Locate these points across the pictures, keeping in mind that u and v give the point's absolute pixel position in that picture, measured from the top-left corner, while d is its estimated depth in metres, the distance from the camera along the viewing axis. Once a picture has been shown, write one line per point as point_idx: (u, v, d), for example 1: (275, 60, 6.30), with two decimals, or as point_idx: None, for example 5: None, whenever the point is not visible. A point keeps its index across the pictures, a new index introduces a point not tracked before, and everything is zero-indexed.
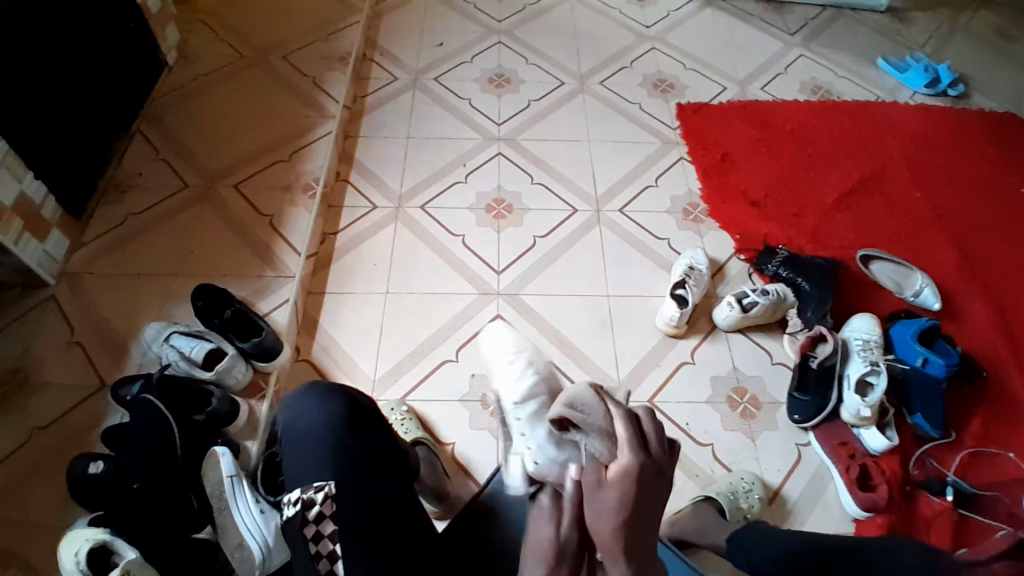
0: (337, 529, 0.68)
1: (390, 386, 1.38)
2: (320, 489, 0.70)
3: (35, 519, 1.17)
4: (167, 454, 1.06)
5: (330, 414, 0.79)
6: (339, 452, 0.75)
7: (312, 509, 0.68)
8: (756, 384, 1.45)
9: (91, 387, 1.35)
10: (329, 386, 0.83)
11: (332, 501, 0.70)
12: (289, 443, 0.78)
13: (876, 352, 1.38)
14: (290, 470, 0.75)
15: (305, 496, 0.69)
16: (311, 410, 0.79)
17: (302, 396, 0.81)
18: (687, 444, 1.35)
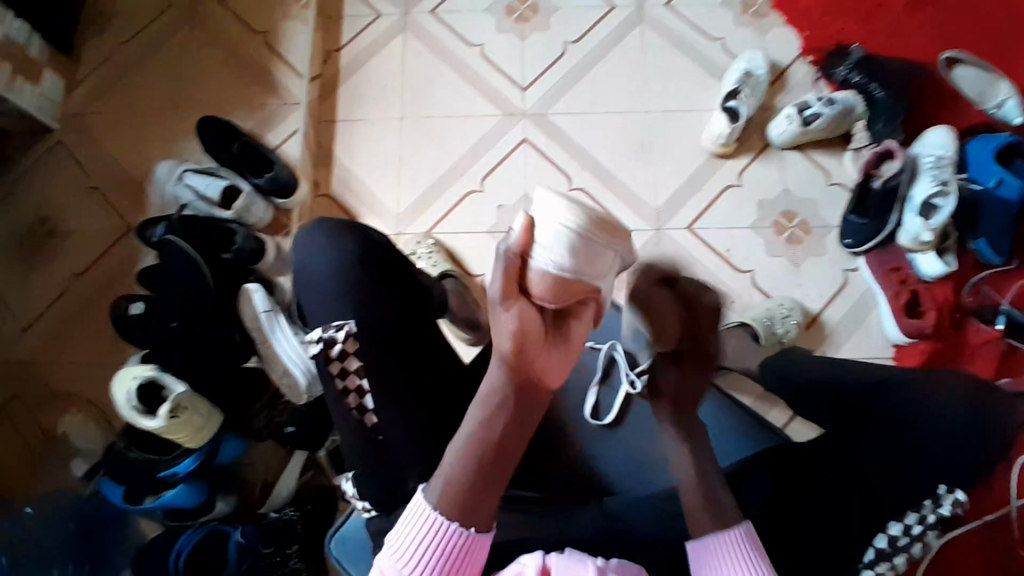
0: (362, 365, 0.68)
1: (419, 217, 1.34)
2: (339, 328, 0.69)
3: (102, 355, 1.28)
4: (200, 292, 1.08)
5: (341, 255, 0.74)
6: (355, 292, 0.71)
7: (335, 347, 0.67)
8: (807, 208, 1.33)
9: (119, 231, 1.36)
10: (337, 223, 0.77)
11: (354, 339, 0.69)
12: (305, 282, 0.74)
13: (949, 171, 1.20)
14: (309, 311, 0.74)
15: (327, 335, 0.68)
16: (322, 249, 0.75)
17: (309, 237, 0.76)
18: (723, 273, 1.30)
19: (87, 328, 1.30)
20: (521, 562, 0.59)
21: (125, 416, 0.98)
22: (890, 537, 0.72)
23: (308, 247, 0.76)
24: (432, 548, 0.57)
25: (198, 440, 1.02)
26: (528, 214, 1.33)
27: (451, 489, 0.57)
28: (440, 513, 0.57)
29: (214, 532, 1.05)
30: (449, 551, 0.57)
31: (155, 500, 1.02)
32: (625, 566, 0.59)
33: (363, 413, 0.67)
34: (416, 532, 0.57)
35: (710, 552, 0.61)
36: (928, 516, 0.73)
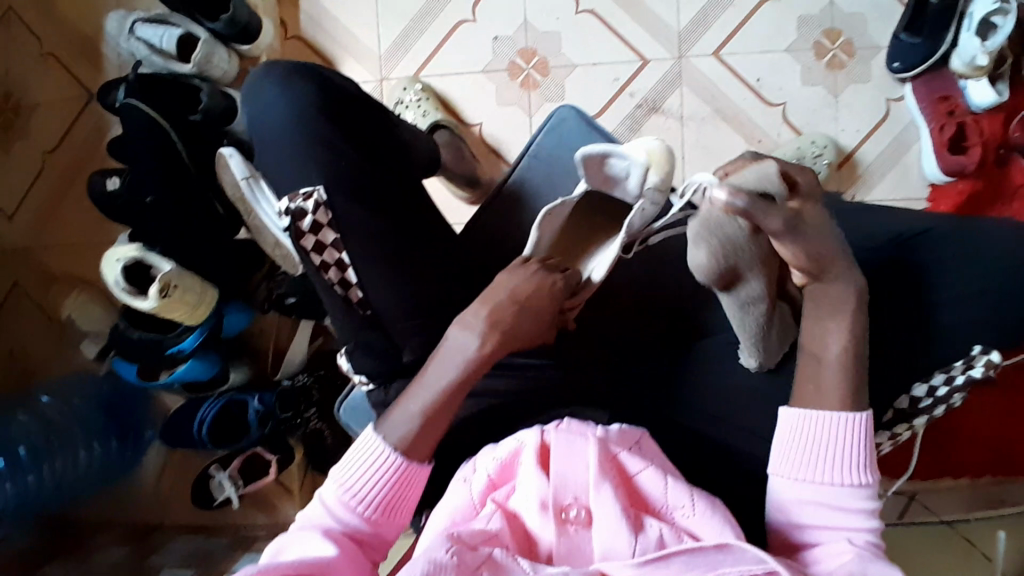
0: (339, 238, 0.62)
1: (403, 58, 1.18)
2: (308, 198, 0.62)
3: (93, 238, 1.23)
4: (174, 163, 1.00)
5: (300, 106, 0.65)
6: (324, 150, 0.63)
7: (305, 219, 0.61)
8: (855, 24, 1.14)
9: (81, 99, 1.23)
10: (290, 66, 0.67)
11: (325, 209, 0.62)
12: (264, 144, 0.66)
13: None
14: (276, 177, 0.66)
15: (294, 206, 0.61)
16: (276, 101, 0.65)
17: (257, 84, 0.66)
18: (754, 107, 1.14)
19: (72, 209, 1.23)
20: (518, 439, 0.59)
21: (119, 299, 0.95)
22: (913, 398, 0.66)
23: (259, 96, 0.66)
24: (383, 475, 0.57)
25: (198, 316, 0.99)
26: (528, 47, 1.16)
27: (415, 429, 0.58)
28: (393, 451, 0.58)
29: (232, 402, 1.07)
30: (402, 477, 0.58)
31: (170, 376, 1.03)
32: (627, 433, 0.61)
33: (347, 289, 0.63)
34: (366, 461, 0.58)
35: (803, 422, 0.58)
36: (955, 377, 0.65)
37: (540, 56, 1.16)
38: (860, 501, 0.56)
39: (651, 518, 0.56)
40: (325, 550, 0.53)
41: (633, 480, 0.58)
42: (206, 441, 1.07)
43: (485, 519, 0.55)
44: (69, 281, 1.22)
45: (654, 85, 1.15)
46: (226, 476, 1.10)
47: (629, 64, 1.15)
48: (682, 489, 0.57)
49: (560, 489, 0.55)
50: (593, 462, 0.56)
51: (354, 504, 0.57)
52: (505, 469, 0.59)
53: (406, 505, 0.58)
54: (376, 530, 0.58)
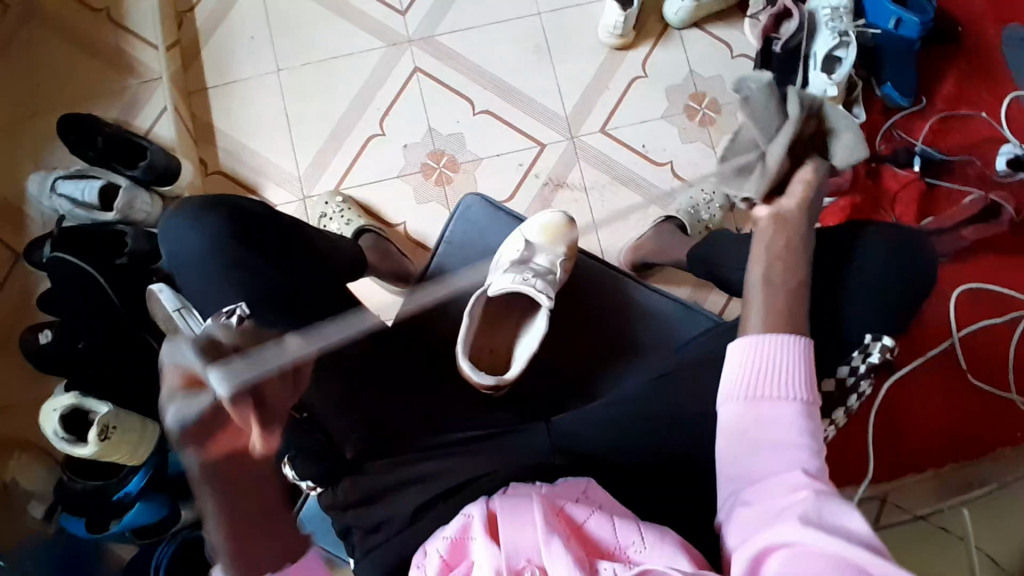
0: (266, 348, 0.66)
1: (322, 175, 1.26)
2: (231, 315, 0.66)
3: (32, 395, 1.21)
4: (105, 307, 1.02)
5: (213, 238, 0.72)
6: (242, 270, 0.71)
7: (229, 335, 0.65)
8: (714, 86, 1.31)
9: (9, 261, 1.25)
10: (199, 203, 0.74)
11: (249, 323, 0.66)
12: (185, 278, 0.73)
13: (846, 20, 1.21)
14: (203, 302, 0.72)
15: (219, 325, 0.66)
16: (190, 239, 0.73)
17: (175, 220, 0.74)
18: (646, 167, 1.27)
19: (8, 371, 1.22)
20: (466, 514, 0.60)
21: (58, 450, 0.93)
22: None
23: (180, 230, 0.74)
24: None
25: (140, 455, 0.97)
26: (437, 149, 1.27)
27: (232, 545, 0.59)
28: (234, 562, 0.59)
29: (188, 539, 1.03)
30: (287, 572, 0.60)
31: (119, 523, 0.99)
32: (572, 486, 0.63)
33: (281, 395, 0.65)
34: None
35: (751, 344, 0.67)
36: (858, 366, 0.76)
37: (449, 155, 1.27)
38: (809, 422, 0.63)
39: (604, 562, 0.56)
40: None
41: (584, 528, 0.58)
42: None
43: None
44: (5, 446, 1.18)
45: (555, 164, 1.27)
46: None
47: (528, 148, 1.27)
48: (629, 528, 0.58)
49: (512, 554, 0.55)
50: (540, 521, 0.56)
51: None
52: (456, 547, 0.59)
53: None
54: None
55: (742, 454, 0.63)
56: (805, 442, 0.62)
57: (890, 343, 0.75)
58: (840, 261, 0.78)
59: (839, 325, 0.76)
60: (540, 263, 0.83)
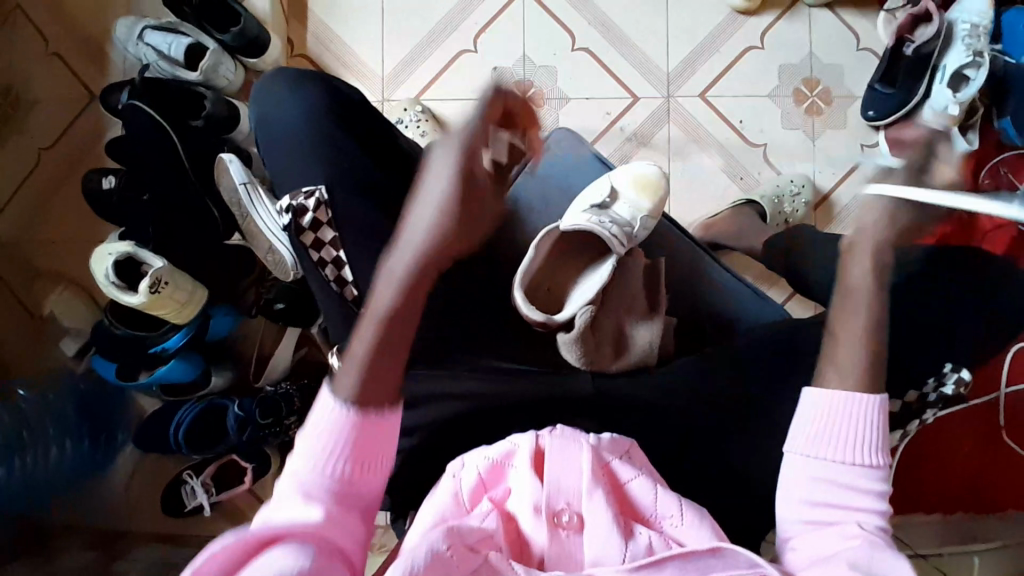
0: (337, 237, 0.67)
1: (404, 81, 1.22)
2: (310, 196, 0.68)
3: (84, 236, 1.22)
4: (174, 166, 1.02)
5: (310, 109, 0.73)
6: (331, 154, 0.71)
7: (306, 216, 0.68)
8: (831, 76, 1.22)
9: (84, 100, 1.25)
10: (303, 74, 0.75)
11: (325, 208, 0.68)
12: (273, 141, 0.74)
13: (984, 40, 1.09)
14: (287, 165, 0.72)
15: (296, 204, 0.68)
16: (288, 104, 0.74)
17: (270, 89, 0.74)
18: (739, 146, 1.21)
19: (65, 209, 1.23)
20: (513, 441, 0.60)
21: (107, 294, 0.94)
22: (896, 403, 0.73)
23: (275, 101, 0.74)
24: (340, 435, 0.57)
25: (186, 315, 0.99)
26: (525, 78, 1.22)
27: (362, 378, 0.58)
28: (348, 405, 0.57)
29: (214, 405, 1.06)
30: (363, 435, 0.57)
31: (150, 376, 1.02)
32: (617, 441, 0.61)
33: (342, 285, 0.67)
34: (328, 417, 0.57)
35: (826, 399, 0.62)
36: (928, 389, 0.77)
37: (536, 87, 1.21)
38: (873, 481, 0.60)
39: (640, 527, 0.56)
40: (312, 515, 0.53)
41: (625, 487, 0.58)
42: (182, 446, 1.05)
43: (481, 518, 0.56)
44: (51, 278, 1.21)
45: (644, 120, 1.21)
46: (198, 482, 1.09)
47: (620, 98, 1.21)
48: (671, 498, 0.57)
49: (553, 494, 0.56)
50: (586, 469, 0.57)
51: (320, 463, 0.56)
52: (496, 469, 0.59)
53: (373, 455, 0.58)
54: (350, 486, 0.57)
55: (795, 501, 0.61)
56: (875, 501, 0.60)
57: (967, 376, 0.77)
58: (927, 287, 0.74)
59: (911, 352, 0.72)
60: (620, 213, 0.81)
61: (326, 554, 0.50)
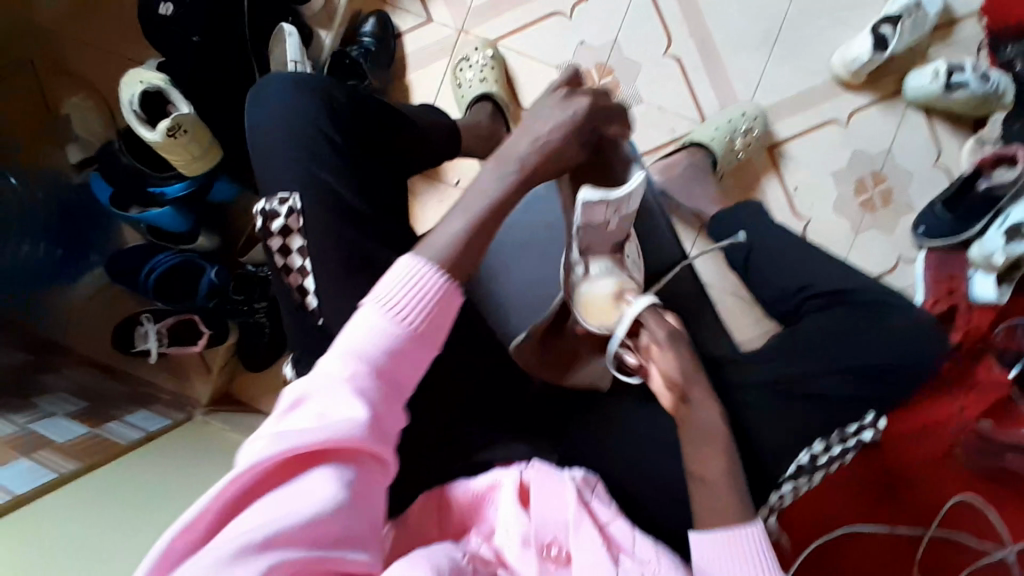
0: (303, 246, 0.67)
1: (487, 21, 1.18)
2: (284, 202, 0.68)
3: (122, 53, 1.18)
4: (232, 18, 0.98)
5: (302, 122, 0.71)
6: (310, 129, 0.70)
7: (278, 220, 0.68)
8: (899, 179, 1.18)
9: None
10: (307, 84, 0.73)
11: (298, 216, 0.68)
12: (257, 146, 0.73)
13: None
14: (270, 164, 0.71)
15: (270, 208, 0.68)
16: (279, 114, 0.72)
17: (264, 89, 0.74)
18: (783, 211, 1.19)
19: (114, 19, 1.19)
20: (496, 476, 0.63)
21: (124, 119, 0.91)
22: (813, 453, 0.71)
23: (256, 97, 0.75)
24: (414, 302, 0.55)
25: (192, 170, 0.96)
26: (607, 64, 1.18)
27: (456, 237, 0.60)
28: (436, 267, 0.57)
29: (189, 262, 1.05)
30: (437, 304, 0.56)
31: (140, 214, 0.99)
32: (587, 489, 0.64)
33: (304, 296, 0.68)
34: (405, 287, 0.56)
35: (707, 544, 0.60)
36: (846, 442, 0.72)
37: (614, 77, 1.17)
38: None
39: (625, 556, 0.59)
40: (356, 414, 0.49)
41: (606, 526, 0.61)
42: (150, 292, 1.04)
43: (477, 548, 0.59)
44: (76, 82, 1.18)
45: None
46: (152, 329, 1.08)
47: (690, 120, 1.17)
48: (648, 543, 0.60)
49: (540, 525, 0.59)
50: (569, 503, 0.61)
51: (386, 336, 0.53)
52: (480, 500, 0.63)
53: (437, 332, 0.56)
54: (394, 362, 0.53)
55: None
56: None
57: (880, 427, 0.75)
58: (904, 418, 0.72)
59: None
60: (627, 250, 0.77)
61: (367, 467, 0.49)
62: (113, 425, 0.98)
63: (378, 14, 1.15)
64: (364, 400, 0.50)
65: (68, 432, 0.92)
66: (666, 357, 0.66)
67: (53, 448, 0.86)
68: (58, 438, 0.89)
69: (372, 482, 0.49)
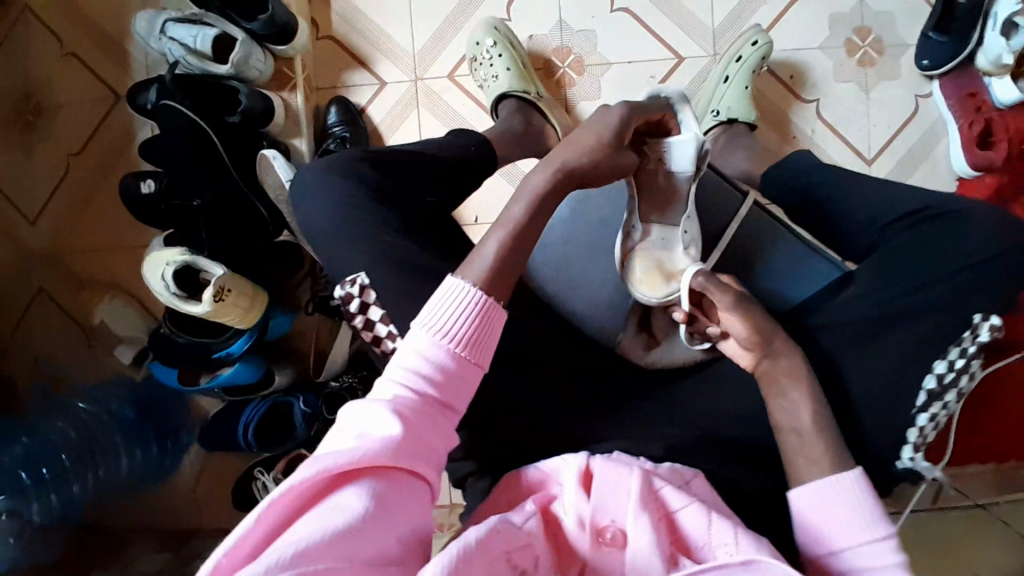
0: (384, 313, 0.71)
1: (438, 57, 1.17)
2: (353, 283, 0.71)
3: (124, 242, 1.20)
4: (219, 169, 1.00)
5: (344, 204, 0.73)
6: (353, 206, 0.72)
7: (355, 301, 0.72)
8: (884, 24, 1.16)
9: (109, 100, 1.21)
10: (344, 164, 0.75)
11: (369, 291, 0.71)
12: (315, 241, 0.75)
13: None
14: (328, 257, 0.74)
15: (345, 292, 0.72)
16: (321, 206, 0.74)
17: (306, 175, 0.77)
18: (790, 102, 1.17)
19: (106, 218, 1.21)
20: (563, 461, 0.62)
21: (167, 303, 0.92)
22: (938, 375, 0.68)
23: (300, 188, 0.77)
24: (464, 321, 0.59)
25: (249, 319, 0.97)
26: (564, 45, 1.17)
27: (494, 266, 0.62)
28: (477, 290, 0.61)
29: (276, 404, 1.06)
30: (483, 320, 0.60)
31: (212, 380, 1.01)
32: (678, 473, 0.63)
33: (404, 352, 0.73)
34: (449, 316, 0.59)
35: (812, 491, 0.60)
36: (968, 347, 0.69)
37: (576, 54, 1.17)
38: (881, 563, 0.56)
39: (684, 557, 0.55)
40: (391, 428, 0.53)
41: (673, 517, 0.57)
42: (253, 446, 1.06)
43: (525, 516, 0.56)
44: (96, 286, 1.21)
45: (690, 81, 1.16)
46: (269, 478, 1.06)
47: (666, 59, 1.16)
48: (724, 525, 0.56)
49: (597, 509, 0.57)
50: (634, 490, 0.57)
51: (443, 348, 0.58)
52: (545, 482, 0.62)
53: (485, 352, 0.60)
54: (439, 390, 0.58)
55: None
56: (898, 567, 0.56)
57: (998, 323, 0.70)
58: (1016, 255, 0.70)
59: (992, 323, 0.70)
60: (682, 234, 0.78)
61: (405, 482, 0.52)
62: None
63: (336, 99, 1.15)
64: (400, 419, 0.54)
65: None
66: (735, 319, 0.68)
67: None
68: None
69: (407, 495, 0.52)
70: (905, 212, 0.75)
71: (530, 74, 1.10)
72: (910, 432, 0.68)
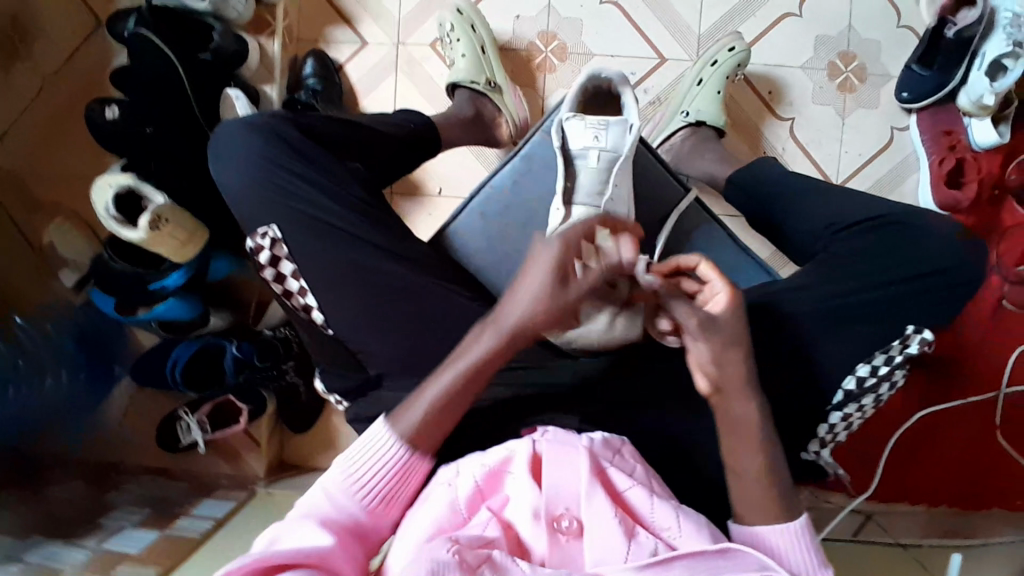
0: (293, 269, 0.73)
1: (422, 25, 1.16)
2: (265, 236, 0.73)
3: (86, 168, 1.20)
4: (182, 102, 0.99)
5: (264, 157, 0.73)
6: (274, 168, 0.73)
7: (265, 254, 0.73)
8: (869, 52, 1.16)
9: (87, 25, 1.20)
10: (263, 122, 0.74)
11: (280, 245, 0.72)
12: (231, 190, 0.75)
13: None
14: (257, 196, 0.73)
15: (255, 244, 0.73)
16: (239, 156, 0.74)
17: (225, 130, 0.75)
18: (766, 118, 1.17)
19: (67, 141, 1.20)
20: (510, 448, 0.59)
21: (107, 227, 0.91)
22: (859, 379, 0.70)
23: (216, 145, 0.77)
24: (388, 467, 0.62)
25: (185, 253, 0.97)
26: (549, 30, 1.16)
27: (427, 417, 0.62)
28: (400, 444, 0.62)
29: (210, 345, 1.05)
30: (404, 469, 0.62)
31: (148, 312, 1.01)
32: (609, 444, 0.61)
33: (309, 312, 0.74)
34: (375, 458, 0.62)
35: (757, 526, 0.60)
36: (894, 356, 0.71)
37: (560, 40, 1.16)
38: None
39: (640, 529, 0.55)
40: (317, 539, 0.55)
41: (622, 495, 0.57)
42: (179, 383, 1.05)
43: (483, 526, 0.55)
44: (52, 209, 1.20)
45: (669, 83, 1.16)
46: (193, 419, 1.09)
47: (648, 58, 1.16)
48: (668, 506, 0.57)
49: (552, 498, 0.56)
50: (584, 470, 0.57)
51: (359, 493, 0.61)
52: (493, 477, 0.59)
53: (406, 496, 0.63)
54: (360, 520, 0.60)
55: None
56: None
57: (931, 337, 0.71)
58: (939, 281, 0.71)
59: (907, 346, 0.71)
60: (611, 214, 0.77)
61: None
62: (183, 521, 0.97)
63: (314, 52, 1.14)
64: (325, 532, 0.56)
65: (139, 541, 0.90)
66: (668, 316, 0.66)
67: (131, 561, 0.84)
68: (134, 551, 0.87)
69: None
70: (848, 224, 0.76)
71: (487, 59, 1.08)
72: (819, 425, 0.72)
